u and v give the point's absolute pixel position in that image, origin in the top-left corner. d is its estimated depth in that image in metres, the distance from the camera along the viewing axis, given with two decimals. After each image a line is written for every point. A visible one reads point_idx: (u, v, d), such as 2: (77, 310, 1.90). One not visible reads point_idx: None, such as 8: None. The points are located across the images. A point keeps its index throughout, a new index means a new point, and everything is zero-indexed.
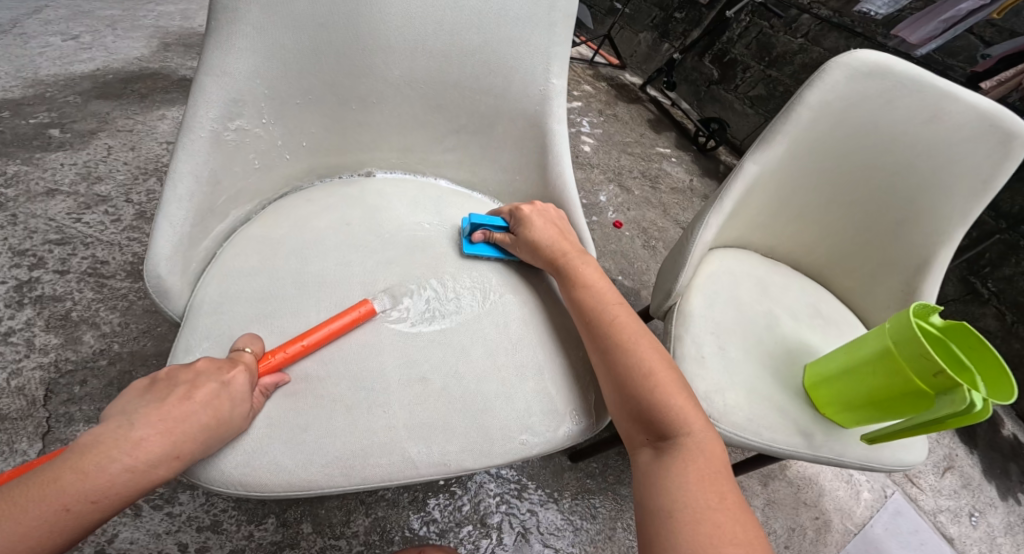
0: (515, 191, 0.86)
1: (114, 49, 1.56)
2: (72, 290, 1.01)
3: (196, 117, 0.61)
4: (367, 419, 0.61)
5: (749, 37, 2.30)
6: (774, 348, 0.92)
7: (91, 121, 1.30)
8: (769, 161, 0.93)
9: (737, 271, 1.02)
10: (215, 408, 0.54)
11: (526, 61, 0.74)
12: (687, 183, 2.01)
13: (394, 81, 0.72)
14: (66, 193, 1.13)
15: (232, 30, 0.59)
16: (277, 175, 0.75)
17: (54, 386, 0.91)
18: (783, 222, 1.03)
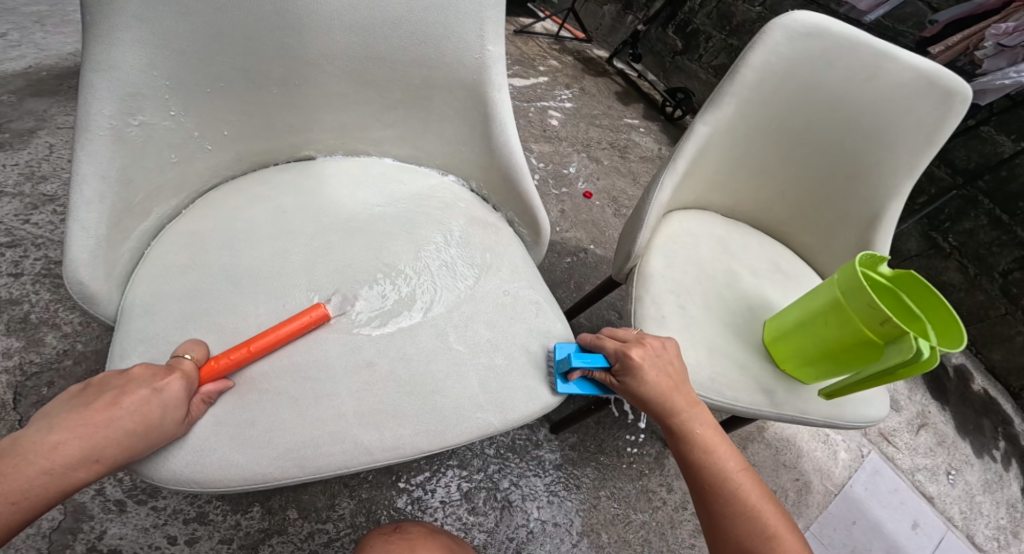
0: (463, 161, 0.86)
1: (44, 46, 1.48)
2: (28, 292, 0.99)
3: (93, 112, 0.60)
4: (314, 410, 0.62)
5: (710, 7, 2.31)
6: (734, 305, 0.95)
7: (29, 120, 1.26)
8: (715, 124, 0.94)
9: (695, 231, 1.04)
10: (142, 415, 0.54)
11: (457, 29, 0.72)
12: (655, 151, 2.03)
13: (316, 61, 0.71)
14: (11, 195, 1.10)
15: (116, 21, 0.57)
16: (199, 168, 0.74)
17: (21, 388, 0.90)
18: (739, 181, 1.06)
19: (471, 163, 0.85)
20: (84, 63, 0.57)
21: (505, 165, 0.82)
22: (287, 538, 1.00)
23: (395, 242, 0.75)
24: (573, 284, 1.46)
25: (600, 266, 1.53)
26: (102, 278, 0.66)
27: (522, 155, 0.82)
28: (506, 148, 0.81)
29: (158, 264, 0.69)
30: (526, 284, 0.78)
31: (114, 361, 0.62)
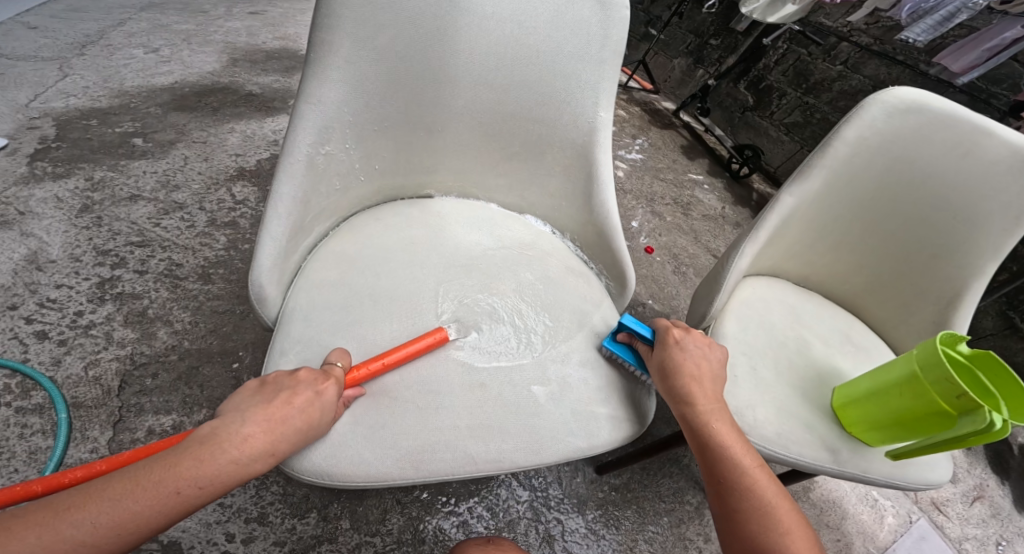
0: (562, 215, 0.90)
1: (189, 64, 1.92)
2: (149, 289, 1.10)
3: (296, 139, 0.68)
4: (434, 421, 0.66)
5: (786, 65, 2.28)
6: (803, 369, 0.93)
7: (169, 132, 1.50)
8: (804, 195, 0.95)
9: (772, 298, 1.03)
10: (305, 415, 0.60)
11: (578, 95, 0.80)
12: (718, 211, 2.01)
13: (458, 110, 0.78)
14: (147, 200, 1.27)
15: (327, 63, 0.65)
16: (351, 196, 0.81)
17: (128, 376, 0.99)
18: (818, 252, 1.04)
19: (569, 218, 0.90)
20: (303, 97, 0.66)
21: (600, 223, 0.87)
22: (335, 546, 1.03)
23: (502, 282, 0.80)
24: None
25: (655, 321, 1.48)
26: (274, 283, 0.72)
27: (617, 216, 0.86)
28: (603, 206, 0.86)
29: (315, 276, 0.75)
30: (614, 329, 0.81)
31: (273, 359, 0.68)
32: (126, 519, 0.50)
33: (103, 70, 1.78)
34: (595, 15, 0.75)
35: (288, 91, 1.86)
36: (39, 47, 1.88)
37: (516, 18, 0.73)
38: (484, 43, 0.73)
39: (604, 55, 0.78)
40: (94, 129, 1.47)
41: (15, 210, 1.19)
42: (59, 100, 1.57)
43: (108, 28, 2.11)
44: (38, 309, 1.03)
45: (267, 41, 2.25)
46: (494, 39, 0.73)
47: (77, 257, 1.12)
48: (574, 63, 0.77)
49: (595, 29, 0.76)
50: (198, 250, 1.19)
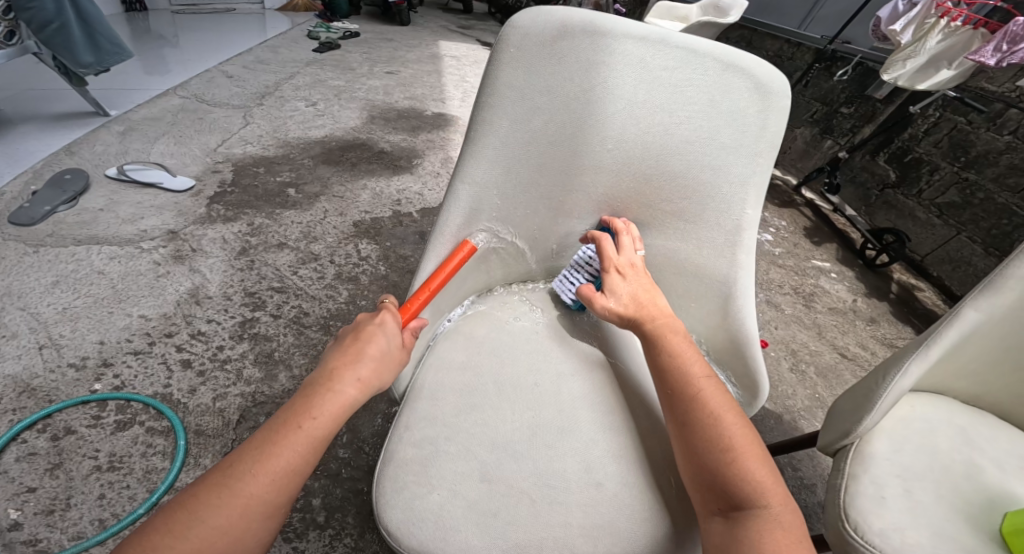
0: (689, 317, 0.84)
1: (338, 118, 2.17)
2: (280, 332, 1.22)
3: (451, 212, 0.76)
4: (548, 516, 0.62)
5: (940, 135, 2.03)
6: (970, 490, 0.76)
7: (317, 183, 1.70)
8: (995, 309, 0.77)
9: (937, 422, 0.83)
10: (380, 344, 0.66)
11: (725, 191, 0.74)
12: (848, 303, 1.85)
13: (595, 200, 0.78)
14: (292, 249, 1.43)
15: (485, 139, 0.72)
16: (481, 276, 0.85)
17: (246, 412, 1.07)
18: (1000, 374, 0.83)
19: (697, 321, 0.83)
20: (459, 177, 0.74)
21: (734, 332, 0.79)
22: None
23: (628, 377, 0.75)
24: None
25: (767, 420, 1.35)
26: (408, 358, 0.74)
27: (755, 327, 0.79)
28: (738, 315, 0.79)
29: (444, 355, 0.75)
30: None
31: (399, 432, 0.68)
32: (273, 465, 0.56)
33: (275, 120, 2.06)
34: (753, 106, 0.71)
35: (414, 151, 2.02)
36: (231, 94, 2.23)
37: (667, 108, 0.71)
38: (631, 131, 0.72)
39: (758, 148, 0.72)
40: (262, 177, 1.69)
41: (190, 247, 1.39)
42: (238, 147, 1.84)
43: (282, 81, 2.46)
44: (189, 339, 1.18)
45: (401, 100, 2.47)
46: (642, 131, 0.72)
47: (228, 295, 1.28)
48: (724, 156, 0.73)
49: (751, 120, 0.71)
50: (323, 301, 1.31)
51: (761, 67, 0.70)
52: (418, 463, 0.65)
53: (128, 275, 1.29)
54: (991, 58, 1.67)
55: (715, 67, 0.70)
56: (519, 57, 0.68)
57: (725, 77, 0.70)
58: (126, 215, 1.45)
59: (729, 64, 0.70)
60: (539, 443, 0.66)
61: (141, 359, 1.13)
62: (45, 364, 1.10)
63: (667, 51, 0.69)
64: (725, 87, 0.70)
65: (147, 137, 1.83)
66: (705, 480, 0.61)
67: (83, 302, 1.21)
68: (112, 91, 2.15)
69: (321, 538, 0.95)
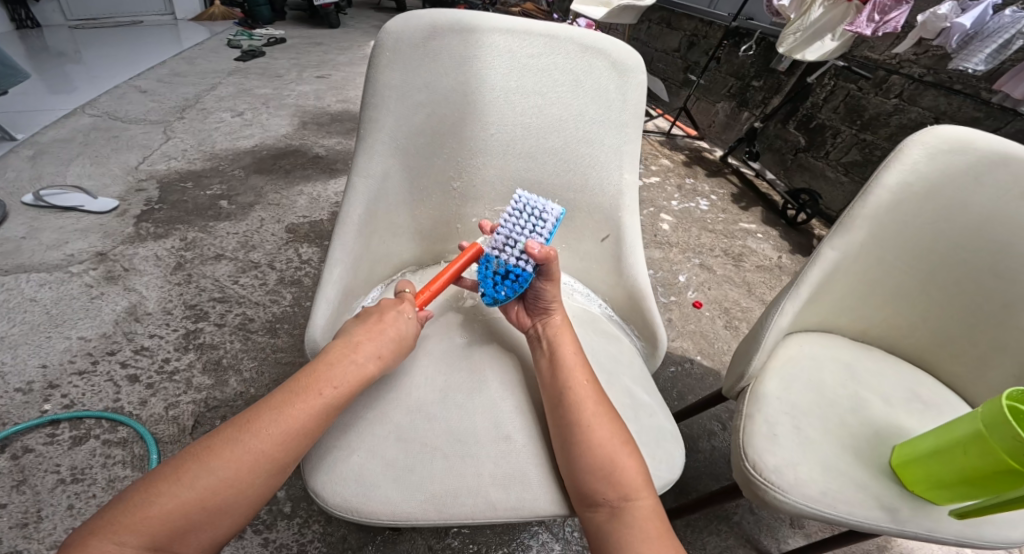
0: (592, 277, 0.91)
1: (269, 127, 2.14)
2: (225, 340, 1.22)
3: (351, 206, 0.76)
4: (460, 466, 0.67)
5: (836, 101, 2.20)
6: (857, 428, 0.85)
7: (251, 193, 1.69)
8: (848, 246, 0.89)
9: (819, 357, 0.95)
10: (358, 362, 0.66)
11: (603, 160, 0.83)
12: (774, 260, 1.99)
13: (489, 179, 0.84)
14: (230, 259, 1.42)
15: (373, 137, 0.76)
16: (394, 260, 0.87)
17: (201, 417, 1.08)
18: (869, 304, 0.96)
19: (600, 280, 0.90)
20: (355, 171, 0.75)
21: (630, 287, 0.87)
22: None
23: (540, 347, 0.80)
24: (674, 393, 1.40)
25: (705, 377, 1.46)
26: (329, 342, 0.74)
27: (647, 279, 0.86)
28: (631, 271, 0.86)
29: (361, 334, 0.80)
30: (646, 390, 0.80)
31: None
32: (233, 467, 0.58)
33: (200, 133, 2.02)
34: (614, 82, 0.80)
35: (350, 153, 2.02)
36: (149, 111, 2.16)
37: (539, 91, 0.79)
38: (511, 116, 0.80)
39: (624, 119, 0.81)
40: (191, 191, 1.67)
41: (121, 267, 1.36)
42: (162, 163, 1.80)
43: (203, 93, 2.39)
44: (133, 355, 1.17)
45: (333, 104, 2.46)
46: (521, 113, 0.80)
47: (168, 310, 1.27)
48: (597, 128, 0.81)
49: (614, 95, 0.80)
50: (268, 306, 1.32)
51: (617, 48, 0.79)
52: (338, 433, 0.69)
53: (61, 299, 1.26)
54: (867, 28, 1.82)
55: (575, 50, 0.78)
56: (395, 58, 0.72)
57: (586, 59, 0.79)
58: (49, 241, 1.41)
59: (588, 47, 0.78)
60: (452, 404, 0.72)
61: (86, 378, 1.11)
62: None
63: (533, 41, 0.77)
64: (588, 68, 0.79)
65: (60, 160, 1.76)
66: (588, 477, 0.66)
67: (18, 330, 1.18)
68: (16, 114, 2.05)
69: (290, 527, 0.98)
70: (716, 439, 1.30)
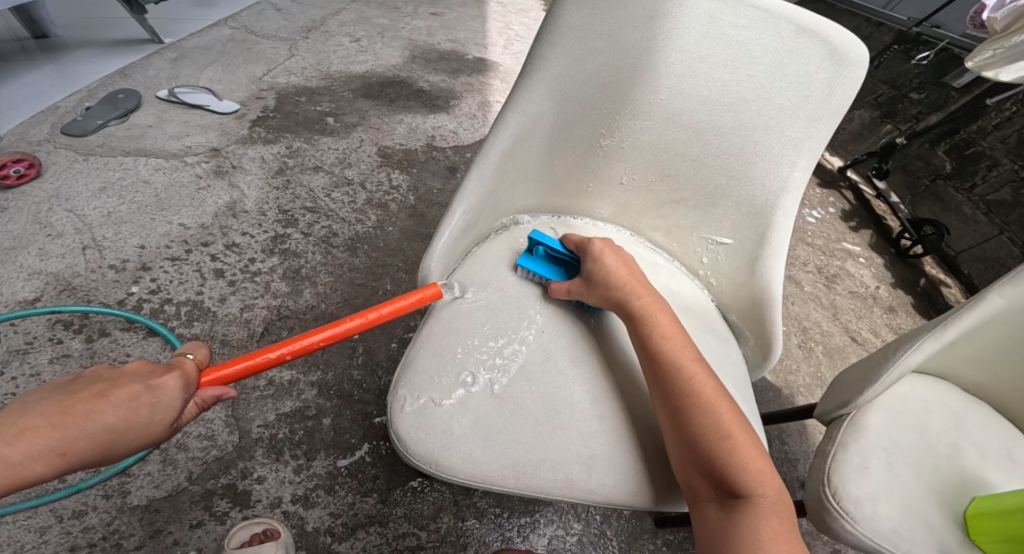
0: (714, 271, 0.88)
1: (381, 55, 2.18)
2: (309, 250, 1.29)
3: (496, 140, 0.74)
4: (550, 440, 0.68)
5: (1010, 131, 1.90)
6: (948, 475, 0.78)
7: (355, 115, 1.73)
8: (1019, 298, 0.78)
9: (936, 405, 0.85)
10: (103, 417, 0.53)
11: (776, 153, 0.75)
12: (870, 289, 1.83)
13: (639, 145, 0.81)
14: (326, 172, 1.48)
15: (536, 76, 0.71)
16: (516, 204, 0.87)
17: (270, 325, 1.15)
18: (1013, 369, 0.84)
19: (721, 276, 0.88)
20: (511, 106, 0.72)
21: (758, 291, 0.83)
22: (383, 530, 0.98)
23: None
24: None
25: (765, 392, 1.38)
26: (443, 265, 0.81)
27: (780, 288, 0.82)
28: (766, 277, 0.82)
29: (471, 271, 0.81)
30: (743, 398, 0.78)
31: (417, 341, 0.74)
32: None
33: (319, 53, 2.08)
34: (823, 72, 0.70)
35: (452, 92, 2.02)
36: (278, 27, 2.24)
37: (732, 65, 0.71)
38: (688, 85, 0.74)
39: (820, 114, 0.72)
40: (302, 105, 1.73)
41: (230, 163, 1.45)
42: (282, 77, 1.87)
43: (328, 16, 2.45)
44: (224, 250, 1.25)
45: (444, 42, 2.46)
46: (700, 84, 0.73)
47: (263, 211, 1.34)
48: (780, 118, 0.73)
49: (817, 87, 0.71)
50: (352, 224, 1.37)
51: (839, 35, 0.69)
52: (432, 373, 0.70)
53: (171, 185, 1.36)
54: None
55: (788, 30, 0.69)
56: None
57: (797, 42, 0.69)
58: (172, 132, 1.52)
59: (804, 29, 0.69)
60: (551, 371, 0.72)
61: (177, 265, 1.21)
62: (87, 264, 1.18)
63: (741, 9, 0.68)
64: (796, 52, 0.70)
65: (196, 64, 1.87)
66: (701, 462, 0.62)
67: (127, 208, 1.29)
68: (168, 21, 2.18)
69: (326, 459, 1.03)
70: None
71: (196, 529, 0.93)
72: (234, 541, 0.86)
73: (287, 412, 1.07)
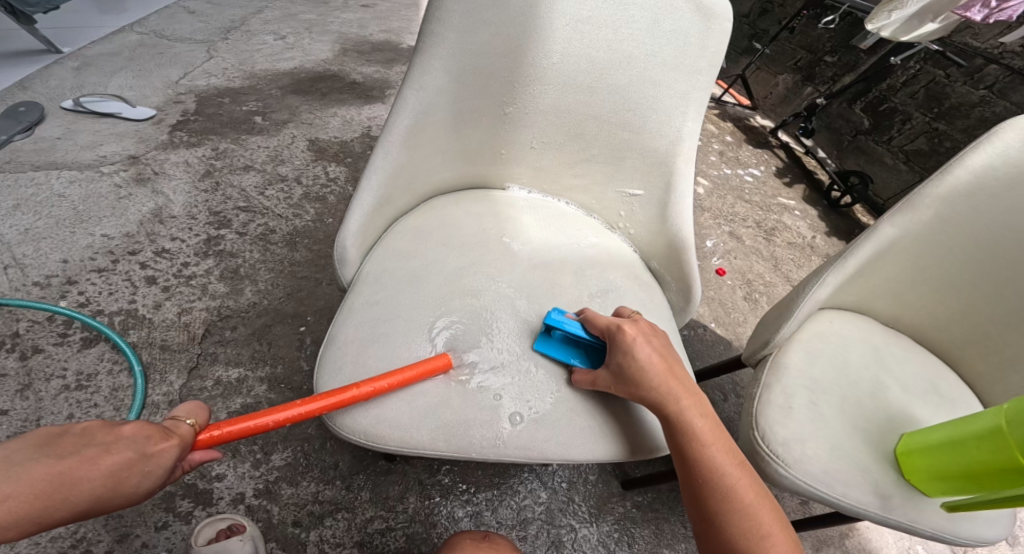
0: (632, 221, 0.91)
1: (310, 51, 2.11)
2: (245, 249, 1.25)
3: (398, 118, 0.74)
4: (462, 402, 0.68)
5: (917, 86, 2.04)
6: (873, 413, 0.82)
7: (285, 112, 1.68)
8: (910, 226, 0.84)
9: (850, 338, 0.91)
10: (83, 490, 0.49)
11: (667, 105, 0.80)
12: (807, 239, 1.91)
13: (541, 109, 0.81)
14: (257, 171, 1.43)
15: (430, 52, 0.71)
16: (430, 181, 0.87)
17: (212, 326, 1.11)
18: (919, 296, 0.90)
19: (640, 226, 0.91)
20: (407, 83, 0.72)
21: (673, 237, 0.87)
22: (351, 515, 0.97)
23: (565, 276, 0.82)
24: None
25: (717, 345, 1.43)
26: (357, 246, 0.79)
27: (691, 232, 0.87)
28: (677, 222, 0.86)
29: (394, 246, 0.81)
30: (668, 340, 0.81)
31: (342, 314, 0.74)
32: None
33: (241, 53, 2.00)
34: (696, 26, 0.75)
35: (387, 82, 1.99)
36: (193, 29, 2.14)
37: (614, 25, 0.74)
38: (577, 45, 0.75)
39: (699, 66, 0.77)
40: (227, 105, 1.67)
41: (152, 170, 1.39)
42: (202, 78, 1.79)
43: (249, 15, 2.35)
44: (154, 257, 1.19)
45: (377, 33, 2.41)
46: (588, 44, 0.75)
47: (192, 215, 1.29)
48: (667, 71, 0.77)
49: (692, 40, 0.75)
50: (290, 219, 1.34)
51: None
52: (358, 344, 0.70)
53: (89, 197, 1.29)
54: (978, 14, 1.55)
55: None
56: None
57: None
58: (85, 142, 1.44)
59: None
60: (477, 329, 0.73)
61: (105, 276, 1.15)
62: (10, 283, 1.11)
63: None
64: (669, 7, 0.74)
65: (103, 71, 1.77)
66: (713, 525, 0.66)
67: (45, 223, 1.21)
68: (70, 29, 2.04)
69: (285, 450, 1.01)
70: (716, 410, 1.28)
71: (163, 531, 0.90)
72: (201, 539, 0.83)
73: (237, 409, 1.01)
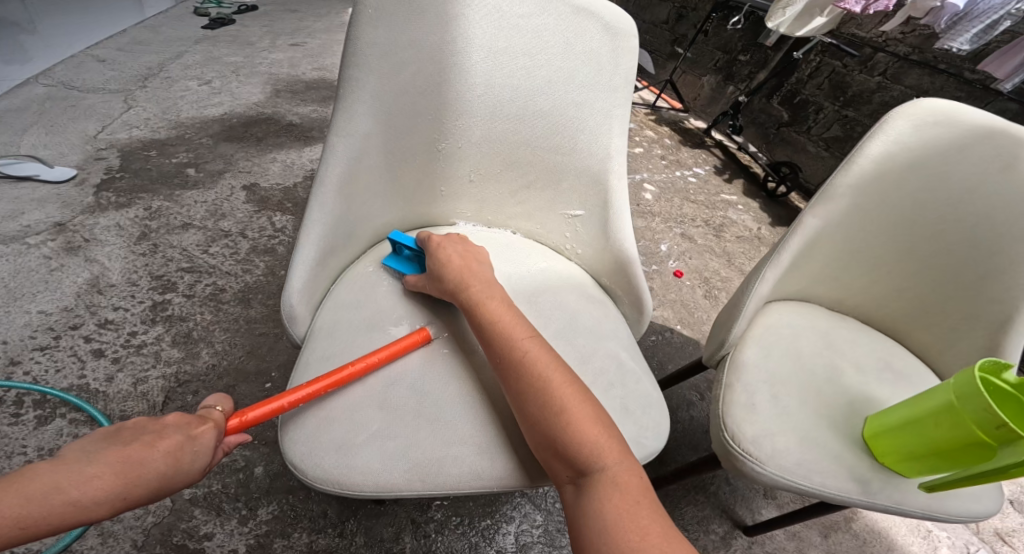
0: (579, 242, 0.91)
1: (238, 95, 2.05)
2: (194, 311, 1.19)
3: (330, 166, 0.72)
4: (432, 439, 0.66)
5: (821, 78, 2.19)
6: (834, 399, 0.86)
7: (219, 162, 1.62)
8: (830, 215, 0.89)
9: (799, 328, 0.95)
10: (156, 463, 0.52)
11: (593, 123, 0.82)
12: (754, 231, 1.99)
13: (474, 141, 0.82)
14: (197, 228, 1.37)
15: (353, 98, 0.70)
16: (373, 225, 0.85)
17: (172, 393, 1.05)
18: (852, 277, 0.96)
19: (586, 246, 0.91)
20: (333, 130, 0.71)
21: (618, 253, 0.88)
22: None
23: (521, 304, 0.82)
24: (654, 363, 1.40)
25: (686, 346, 1.46)
26: (305, 303, 0.76)
27: (633, 246, 0.88)
28: (620, 237, 0.88)
29: (344, 296, 0.79)
30: (630, 355, 0.81)
31: (298, 371, 0.71)
32: None
33: (163, 101, 1.92)
34: (607, 45, 0.78)
35: (325, 122, 1.96)
36: (105, 79, 2.04)
37: (530, 53, 0.76)
38: (498, 75, 0.77)
39: (616, 83, 0.80)
40: (155, 159, 1.59)
41: (82, 237, 1.30)
42: (123, 131, 1.71)
43: (167, 61, 2.26)
44: (98, 328, 1.12)
45: (308, 72, 2.37)
46: (507, 74, 0.77)
47: (133, 281, 1.22)
48: (588, 93, 0.80)
49: (606, 59, 0.78)
50: (239, 275, 1.28)
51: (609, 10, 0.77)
52: (318, 399, 0.68)
53: (18, 272, 1.19)
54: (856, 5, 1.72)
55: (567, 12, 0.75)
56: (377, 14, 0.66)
57: (578, 22, 0.76)
58: (3, 212, 1.33)
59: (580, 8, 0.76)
60: (439, 370, 0.72)
61: (48, 354, 1.06)
62: None
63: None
64: (579, 31, 0.77)
65: (12, 129, 1.66)
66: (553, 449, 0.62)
67: None
68: None
69: (270, 504, 0.96)
70: (695, 409, 1.31)
71: None
72: None
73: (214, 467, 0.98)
